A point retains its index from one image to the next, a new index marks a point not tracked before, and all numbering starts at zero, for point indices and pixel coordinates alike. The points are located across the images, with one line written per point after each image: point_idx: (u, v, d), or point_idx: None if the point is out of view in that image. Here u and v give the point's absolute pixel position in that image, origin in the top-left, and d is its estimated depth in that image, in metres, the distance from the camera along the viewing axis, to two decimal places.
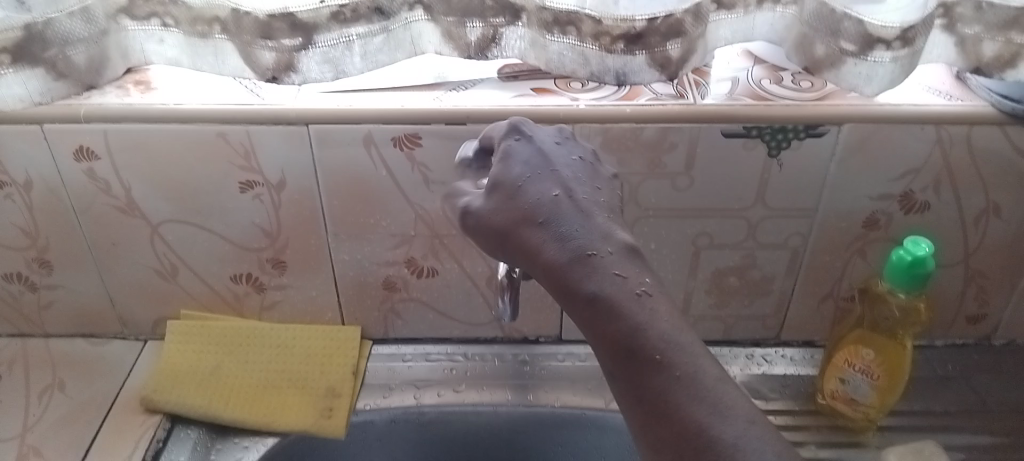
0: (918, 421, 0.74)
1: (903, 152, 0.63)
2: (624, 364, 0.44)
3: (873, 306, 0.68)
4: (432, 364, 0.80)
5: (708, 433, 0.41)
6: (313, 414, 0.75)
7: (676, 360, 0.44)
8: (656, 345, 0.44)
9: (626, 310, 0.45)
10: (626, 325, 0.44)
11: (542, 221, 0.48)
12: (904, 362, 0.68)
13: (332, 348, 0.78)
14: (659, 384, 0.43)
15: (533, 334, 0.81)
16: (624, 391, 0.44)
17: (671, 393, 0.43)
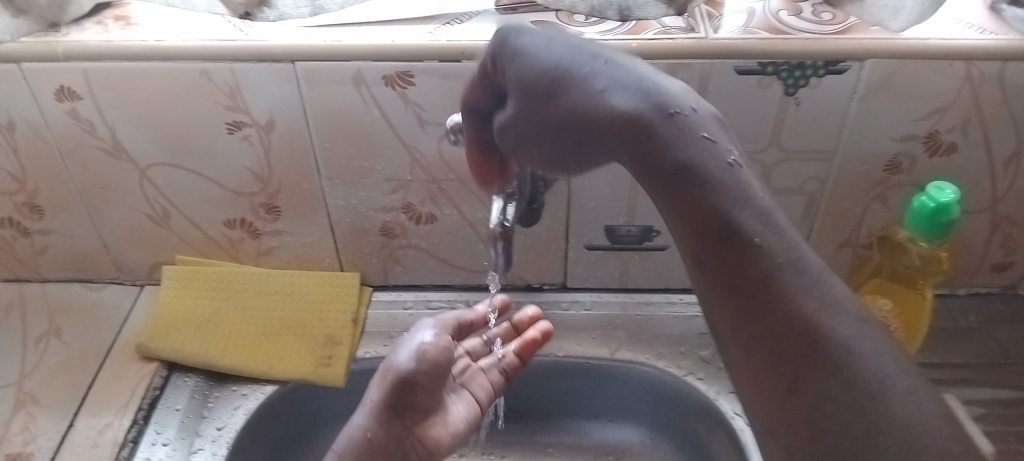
0: (937, 373, 0.71)
1: (932, 90, 0.59)
2: (718, 256, 0.38)
3: (893, 254, 0.65)
4: (433, 312, 0.78)
5: (819, 331, 0.36)
6: (312, 362, 0.73)
7: (778, 245, 0.37)
8: (756, 227, 0.38)
9: (721, 181, 0.38)
10: (722, 201, 0.38)
11: (597, 90, 0.42)
12: (924, 313, 0.65)
13: (331, 294, 0.76)
14: (759, 271, 0.37)
15: (537, 282, 0.78)
16: (726, 300, 0.38)
17: (779, 284, 0.37)
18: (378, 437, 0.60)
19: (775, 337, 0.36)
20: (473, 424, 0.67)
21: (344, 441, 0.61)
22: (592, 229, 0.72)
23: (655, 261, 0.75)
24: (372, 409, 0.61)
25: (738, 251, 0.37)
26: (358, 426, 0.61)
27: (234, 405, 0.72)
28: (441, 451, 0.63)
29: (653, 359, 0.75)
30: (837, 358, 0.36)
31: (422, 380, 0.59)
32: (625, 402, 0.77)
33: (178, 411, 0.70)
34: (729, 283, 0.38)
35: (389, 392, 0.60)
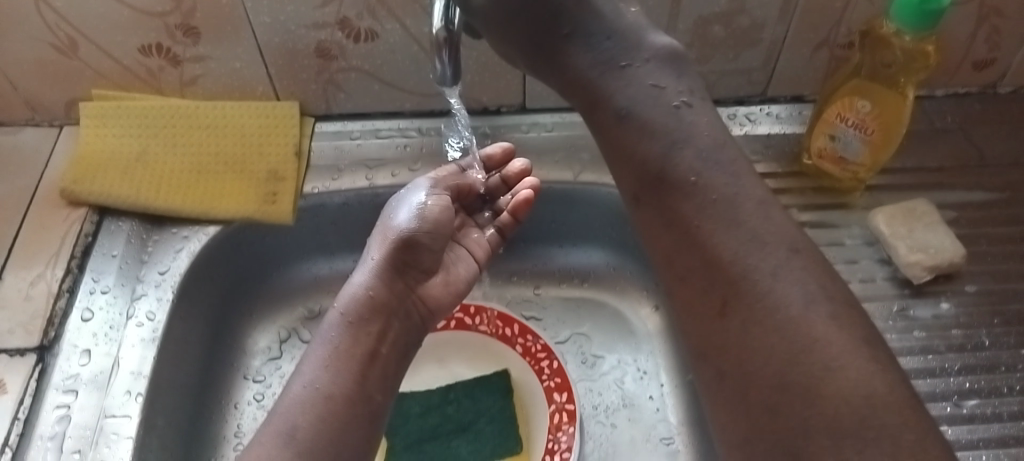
0: (910, 179, 0.68)
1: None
2: (648, 188, 0.43)
3: (876, 52, 0.60)
4: (384, 142, 0.72)
5: (745, 261, 0.38)
6: (255, 200, 0.68)
7: (715, 182, 0.41)
8: (693, 168, 0.42)
9: (659, 122, 0.44)
10: (660, 143, 0.43)
11: (566, 33, 0.48)
12: (903, 116, 0.60)
13: (270, 127, 0.70)
14: (689, 205, 0.41)
15: (494, 104, 0.72)
16: (649, 217, 0.43)
17: (710, 220, 0.40)
18: (383, 294, 0.55)
19: (709, 278, 0.39)
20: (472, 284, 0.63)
21: (345, 300, 0.55)
22: None
23: None
24: (375, 268, 0.56)
25: (684, 211, 0.41)
26: (360, 286, 0.55)
27: (175, 249, 0.67)
28: (440, 309, 0.60)
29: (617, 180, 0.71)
30: (758, 286, 0.38)
31: (422, 239, 0.58)
32: (590, 224, 0.74)
33: (116, 257, 0.66)
34: (666, 219, 0.42)
35: (394, 251, 0.57)
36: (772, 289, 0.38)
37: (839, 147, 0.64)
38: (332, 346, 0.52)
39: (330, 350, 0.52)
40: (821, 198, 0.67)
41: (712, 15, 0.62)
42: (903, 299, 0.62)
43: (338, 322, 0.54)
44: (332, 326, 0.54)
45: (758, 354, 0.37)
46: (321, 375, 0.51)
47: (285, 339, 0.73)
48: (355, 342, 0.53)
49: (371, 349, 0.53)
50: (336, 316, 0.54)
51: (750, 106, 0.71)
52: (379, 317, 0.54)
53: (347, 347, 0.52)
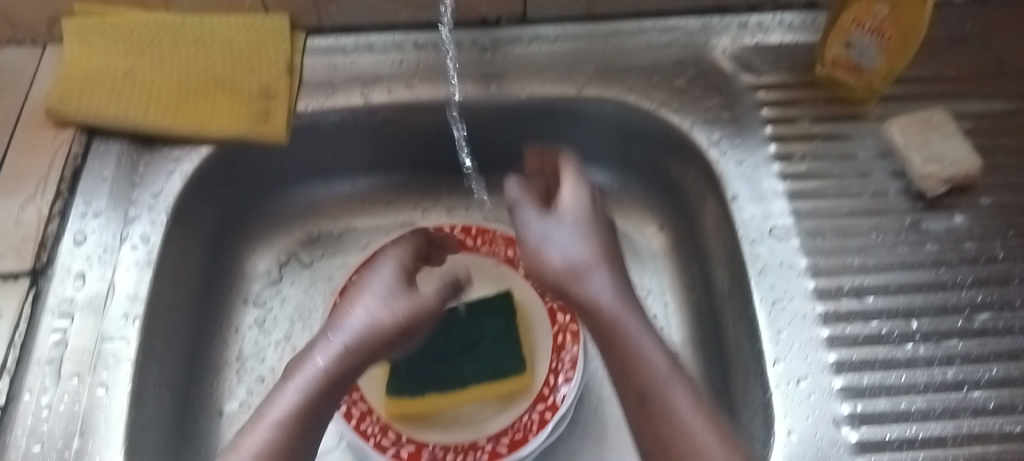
0: (927, 89, 0.65)
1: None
2: (593, 324, 0.55)
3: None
4: (379, 57, 0.69)
5: (680, 419, 0.50)
6: (248, 119, 0.66)
7: (634, 340, 0.53)
8: (619, 314, 0.54)
9: (625, 328, 0.53)
10: (603, 296, 0.54)
11: (585, 276, 0.55)
12: (923, 19, 0.57)
13: (260, 42, 0.67)
14: (628, 347, 0.53)
15: (493, 15, 0.69)
16: (588, 324, 0.55)
17: (622, 336, 0.53)
18: (320, 401, 0.48)
19: (655, 423, 0.50)
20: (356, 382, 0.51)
21: (306, 372, 0.49)
22: None
23: None
24: (382, 326, 0.51)
25: (650, 398, 0.51)
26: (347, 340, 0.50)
27: (167, 170, 0.65)
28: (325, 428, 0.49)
29: (624, 93, 0.66)
30: (663, 408, 0.50)
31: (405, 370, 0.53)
32: (594, 142, 0.71)
33: (107, 180, 0.64)
34: (603, 334, 0.54)
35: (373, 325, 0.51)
36: (683, 429, 0.50)
37: (854, 55, 0.62)
38: (310, 397, 0.48)
39: (305, 400, 0.48)
40: (833, 110, 0.64)
41: None
42: (917, 213, 0.60)
43: (298, 400, 0.48)
44: (324, 358, 0.49)
45: (667, 428, 0.50)
46: (283, 456, 0.46)
47: (284, 263, 0.73)
48: (317, 421, 0.48)
49: (314, 416, 0.48)
50: (332, 346, 0.50)
51: (762, 14, 0.68)
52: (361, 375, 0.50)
53: (325, 394, 0.49)
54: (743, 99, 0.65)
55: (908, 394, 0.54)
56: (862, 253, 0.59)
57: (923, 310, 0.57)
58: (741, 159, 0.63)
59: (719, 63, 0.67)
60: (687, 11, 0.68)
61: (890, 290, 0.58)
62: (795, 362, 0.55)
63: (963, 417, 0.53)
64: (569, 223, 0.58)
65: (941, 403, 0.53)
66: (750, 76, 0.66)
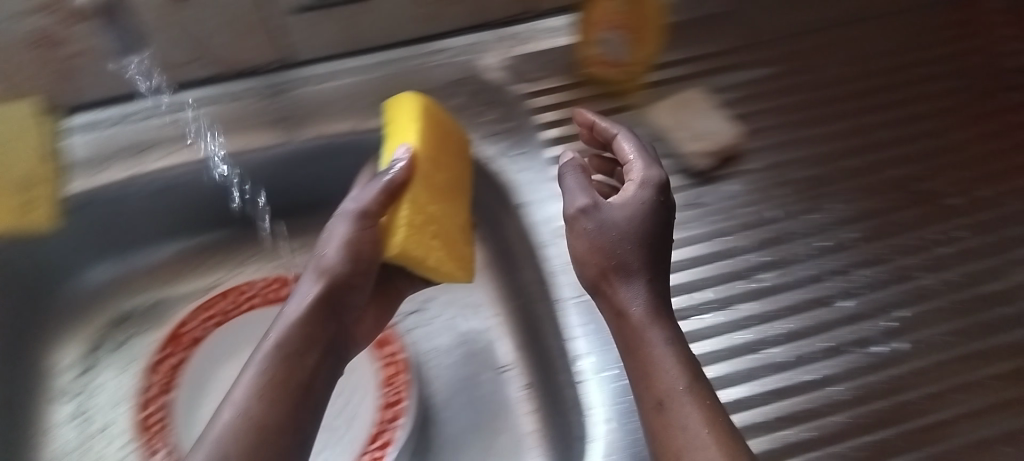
0: (690, 69, 0.68)
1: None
2: (621, 338, 0.49)
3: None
4: (146, 125, 0.66)
5: (684, 440, 0.44)
6: (8, 213, 0.63)
7: (647, 345, 0.48)
8: (647, 326, 0.48)
9: (636, 324, 0.48)
10: (638, 314, 0.49)
11: (621, 275, 0.50)
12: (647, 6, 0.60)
13: (8, 132, 0.63)
14: (643, 351, 0.48)
15: (256, 65, 0.67)
16: (620, 340, 0.50)
17: (644, 338, 0.48)
18: (284, 362, 0.48)
19: (677, 442, 0.44)
20: (325, 320, 0.52)
21: (280, 329, 0.50)
22: None
23: (376, 12, 0.65)
24: (325, 269, 0.53)
25: (666, 408, 0.45)
26: (310, 294, 0.52)
27: None
28: (315, 384, 0.48)
29: None
30: (678, 426, 0.44)
31: (358, 267, 0.54)
32: None
33: None
34: (626, 341, 0.49)
35: (321, 289, 0.52)
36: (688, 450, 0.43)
37: (605, 50, 0.64)
38: (268, 355, 0.48)
39: (273, 351, 0.48)
40: (604, 104, 0.66)
41: None
42: (693, 188, 0.62)
43: (272, 349, 0.48)
44: (278, 329, 0.50)
45: (669, 439, 0.44)
46: (252, 405, 0.45)
47: (98, 347, 0.68)
48: (298, 354, 0.49)
49: (303, 382, 0.48)
50: (286, 314, 0.51)
51: (524, 23, 0.70)
52: (327, 314, 0.52)
53: (287, 340, 0.49)
54: (520, 107, 0.67)
55: (708, 364, 0.54)
56: None
57: (714, 280, 0.58)
58: (525, 168, 0.64)
59: (490, 75, 0.69)
60: (452, 34, 0.69)
61: (681, 266, 0.59)
62: (601, 353, 0.56)
63: (764, 377, 0.53)
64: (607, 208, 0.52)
65: (742, 367, 0.54)
66: (523, 84, 0.68)
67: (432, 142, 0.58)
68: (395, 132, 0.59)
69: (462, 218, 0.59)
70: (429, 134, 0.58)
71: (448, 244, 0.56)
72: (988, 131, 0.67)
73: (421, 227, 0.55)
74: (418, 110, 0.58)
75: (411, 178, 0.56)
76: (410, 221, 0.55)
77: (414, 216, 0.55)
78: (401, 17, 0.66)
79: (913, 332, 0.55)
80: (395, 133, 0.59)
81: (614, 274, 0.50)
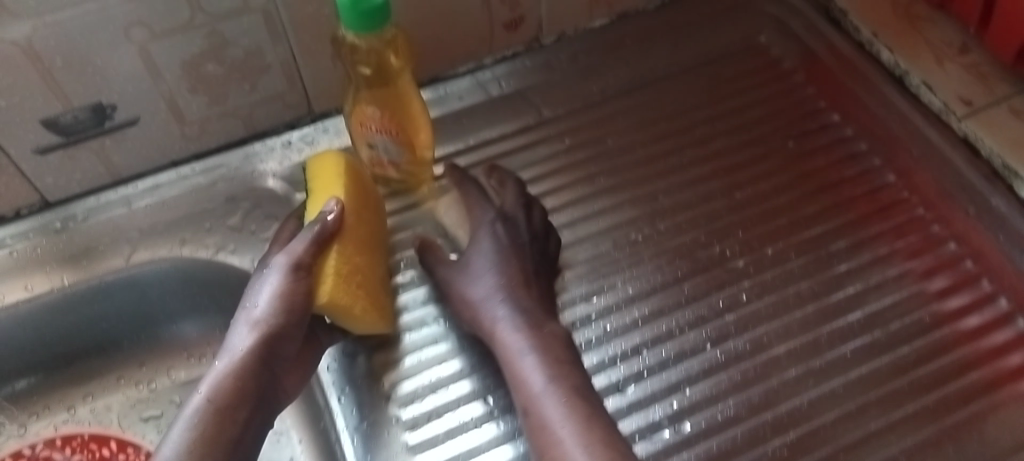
0: (474, 157, 0.68)
1: (449, 4, 0.65)
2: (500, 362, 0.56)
3: (350, 57, 0.57)
4: None
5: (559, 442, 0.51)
6: None
7: (517, 368, 0.55)
8: (531, 344, 0.55)
9: (509, 349, 0.56)
10: (511, 339, 0.56)
11: (500, 309, 0.57)
12: (411, 102, 0.59)
13: None
14: (517, 372, 0.55)
15: (9, 210, 0.62)
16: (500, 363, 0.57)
17: (518, 360, 0.55)
18: (218, 418, 0.50)
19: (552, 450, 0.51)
20: (260, 373, 0.53)
21: (211, 384, 0.51)
22: (27, 129, 0.57)
23: (135, 138, 0.61)
24: (256, 322, 0.54)
25: (538, 422, 0.52)
26: (242, 347, 0.53)
27: None
28: (244, 439, 0.51)
29: (177, 248, 0.62)
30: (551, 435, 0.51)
31: (291, 319, 0.54)
32: (169, 301, 0.65)
33: None
34: (505, 364, 0.56)
35: (256, 343, 0.53)
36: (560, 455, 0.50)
37: (382, 153, 0.62)
38: (201, 410, 0.50)
39: (204, 407, 0.50)
40: (395, 203, 0.66)
41: (198, 54, 0.57)
42: None
43: (204, 404, 0.50)
44: (207, 383, 0.52)
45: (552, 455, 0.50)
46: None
47: None
48: (228, 409, 0.51)
49: (232, 436, 0.50)
50: (219, 366, 0.52)
51: (302, 128, 0.67)
52: (261, 366, 0.53)
53: (239, 386, 0.52)
54: None
55: None
56: (436, 344, 0.59)
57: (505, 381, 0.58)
58: None
59: (269, 186, 0.65)
60: (227, 145, 0.65)
61: (466, 373, 0.58)
62: None
63: None
64: (488, 251, 0.60)
65: None
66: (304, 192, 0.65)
67: (359, 193, 0.59)
68: (319, 182, 0.59)
69: (385, 268, 0.60)
70: (354, 185, 0.59)
71: (372, 294, 0.57)
72: (798, 174, 0.67)
73: (349, 277, 0.56)
74: (343, 164, 0.59)
75: (341, 230, 0.57)
76: (338, 270, 0.56)
77: (347, 266, 0.56)
78: (164, 138, 0.62)
79: (700, 410, 0.56)
80: (318, 188, 0.59)
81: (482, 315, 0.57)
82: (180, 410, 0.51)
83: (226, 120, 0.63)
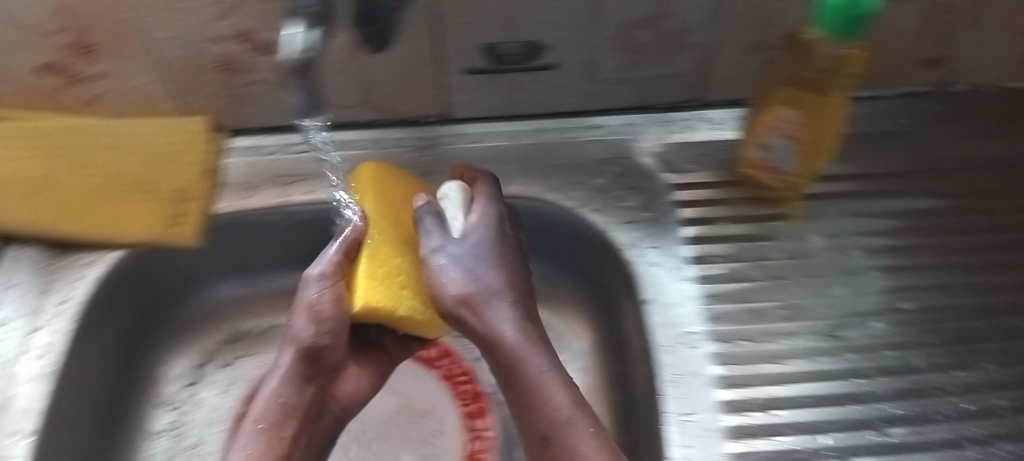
0: (852, 187, 0.64)
1: (890, 29, 0.60)
2: (495, 357, 0.49)
3: (804, 59, 0.57)
4: (300, 157, 0.68)
5: None
6: (161, 223, 0.64)
7: (538, 380, 0.48)
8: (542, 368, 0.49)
9: (534, 363, 0.49)
10: (517, 336, 0.49)
11: (482, 305, 0.50)
12: (830, 119, 0.58)
13: (175, 146, 0.65)
14: (534, 384, 0.48)
15: (414, 115, 0.68)
16: (495, 363, 0.50)
17: (524, 371, 0.49)
18: (273, 428, 0.54)
19: None
20: (303, 396, 0.56)
21: (258, 409, 0.55)
22: (468, 50, 0.62)
23: (545, 81, 0.65)
24: (297, 346, 0.56)
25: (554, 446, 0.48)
26: (286, 366, 0.56)
27: (77, 276, 0.63)
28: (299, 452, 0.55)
29: (545, 192, 0.66)
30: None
31: (329, 328, 0.55)
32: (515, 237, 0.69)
33: (16, 289, 0.62)
34: (507, 368, 0.49)
35: (298, 357, 0.56)
36: None
37: (771, 156, 0.61)
38: (252, 439, 0.54)
39: (256, 434, 0.54)
40: (756, 210, 0.63)
41: (637, 19, 0.60)
42: (836, 319, 0.58)
43: (254, 429, 0.54)
44: (255, 417, 0.55)
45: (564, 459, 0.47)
46: None
47: (203, 364, 0.68)
48: (275, 433, 0.54)
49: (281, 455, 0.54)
50: (261, 395, 0.56)
51: (687, 111, 0.68)
52: (306, 380, 0.56)
53: (290, 405, 0.55)
54: (662, 199, 0.64)
55: None
56: (782, 361, 0.55)
57: (841, 422, 0.53)
58: (659, 260, 0.60)
59: (641, 160, 0.67)
60: (615, 109, 0.68)
61: (803, 402, 0.53)
62: None
63: None
64: (473, 242, 0.53)
65: None
66: (673, 175, 0.66)
67: (388, 197, 0.58)
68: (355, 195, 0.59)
69: None
70: (383, 197, 0.57)
71: (418, 294, 0.54)
72: None
73: (384, 278, 0.54)
74: (374, 179, 0.58)
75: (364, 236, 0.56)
76: (373, 272, 0.54)
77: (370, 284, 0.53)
78: (567, 89, 0.66)
79: None
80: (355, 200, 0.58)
81: (465, 296, 0.50)
82: (235, 430, 0.55)
83: (621, 86, 0.66)
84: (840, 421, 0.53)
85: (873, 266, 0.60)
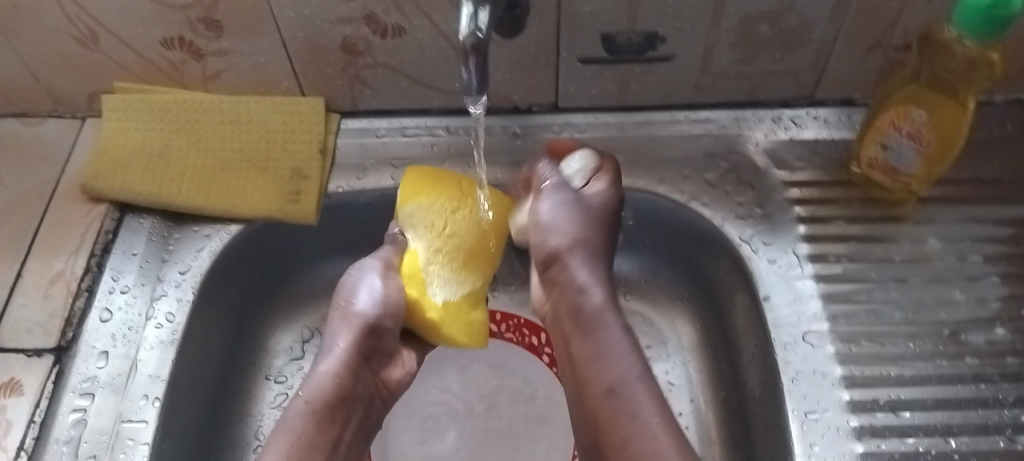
0: (967, 191, 0.64)
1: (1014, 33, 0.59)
2: (561, 315, 0.58)
3: (937, 58, 0.56)
4: (410, 140, 0.69)
5: (620, 404, 0.52)
6: (277, 199, 0.65)
7: (602, 332, 0.56)
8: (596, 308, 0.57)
9: (595, 318, 0.56)
10: (583, 297, 0.57)
11: (572, 265, 0.59)
12: (961, 126, 0.57)
13: (292, 124, 0.67)
14: (589, 333, 0.56)
15: (525, 103, 0.68)
16: (558, 317, 0.59)
17: (592, 336, 0.56)
18: (324, 410, 0.55)
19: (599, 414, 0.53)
20: (356, 378, 0.57)
21: (312, 386, 0.56)
22: (587, 40, 0.62)
23: (659, 74, 0.65)
24: (355, 330, 0.58)
25: (613, 395, 0.53)
26: (342, 345, 0.58)
27: (196, 247, 0.64)
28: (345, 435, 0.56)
29: (655, 185, 0.66)
30: (616, 407, 0.52)
31: (392, 318, 0.59)
32: (628, 230, 0.69)
33: (137, 256, 0.63)
34: (569, 311, 0.58)
35: (360, 338, 0.58)
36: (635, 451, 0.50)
37: (891, 157, 0.60)
38: (305, 413, 0.55)
39: (304, 408, 0.55)
40: (869, 211, 0.63)
41: (760, 14, 0.59)
42: (955, 322, 0.58)
43: (302, 404, 0.55)
44: (306, 391, 0.56)
45: (608, 417, 0.52)
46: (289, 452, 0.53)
47: (307, 339, 0.70)
48: (325, 415, 0.55)
49: (332, 439, 0.55)
50: (316, 372, 0.57)
51: (796, 109, 0.68)
52: (361, 364, 0.58)
53: (344, 387, 0.56)
54: (773, 196, 0.64)
55: None
56: (903, 363, 0.56)
57: (963, 426, 0.53)
58: (774, 258, 0.61)
59: (752, 157, 0.67)
60: (724, 105, 0.68)
61: (926, 404, 0.54)
62: None
63: None
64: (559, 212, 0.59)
65: None
66: (784, 172, 0.66)
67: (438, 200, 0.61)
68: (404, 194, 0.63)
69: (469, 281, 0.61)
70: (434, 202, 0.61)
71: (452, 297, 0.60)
72: None
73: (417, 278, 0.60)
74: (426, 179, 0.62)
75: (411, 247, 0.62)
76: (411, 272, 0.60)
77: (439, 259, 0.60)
78: (679, 83, 0.66)
79: None
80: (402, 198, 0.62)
81: (552, 248, 0.59)
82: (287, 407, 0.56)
83: (734, 81, 0.66)
84: (964, 424, 0.54)
85: (990, 272, 0.60)
